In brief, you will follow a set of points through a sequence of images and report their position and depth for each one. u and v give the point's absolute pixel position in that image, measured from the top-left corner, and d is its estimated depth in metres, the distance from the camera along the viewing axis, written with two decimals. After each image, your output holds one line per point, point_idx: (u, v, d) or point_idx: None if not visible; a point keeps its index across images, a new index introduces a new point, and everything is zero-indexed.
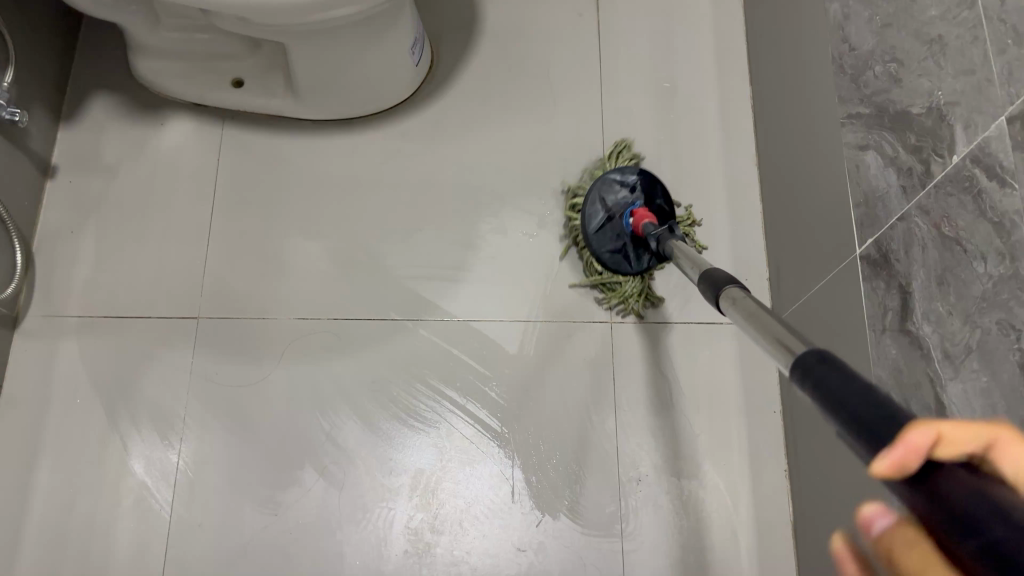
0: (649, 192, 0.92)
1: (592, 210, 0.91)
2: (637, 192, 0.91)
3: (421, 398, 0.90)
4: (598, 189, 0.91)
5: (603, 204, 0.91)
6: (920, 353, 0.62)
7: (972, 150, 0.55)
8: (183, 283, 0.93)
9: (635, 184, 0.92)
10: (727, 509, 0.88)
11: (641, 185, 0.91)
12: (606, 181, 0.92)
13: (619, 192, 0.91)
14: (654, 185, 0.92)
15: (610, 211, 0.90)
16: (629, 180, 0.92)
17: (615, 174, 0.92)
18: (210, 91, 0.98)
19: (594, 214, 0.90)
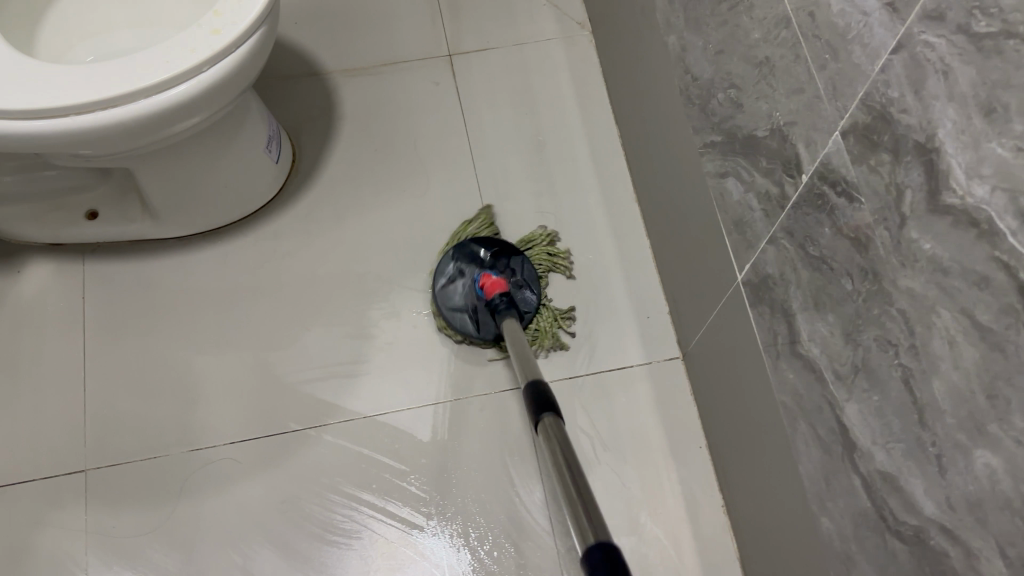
0: (471, 258, 0.91)
1: (459, 321, 0.89)
2: (463, 273, 0.91)
3: (337, 508, 0.85)
4: (441, 303, 0.89)
5: (459, 307, 0.89)
6: (815, 376, 0.60)
7: (818, 168, 0.54)
8: (64, 435, 0.87)
9: (457, 267, 0.91)
10: (669, 556, 0.83)
11: (461, 265, 0.91)
12: (440, 290, 0.91)
13: (457, 290, 0.90)
14: (469, 249, 0.92)
15: (467, 306, 0.89)
16: (450, 271, 0.91)
17: (440, 278, 0.91)
18: (64, 229, 0.93)
19: (466, 321, 0.89)
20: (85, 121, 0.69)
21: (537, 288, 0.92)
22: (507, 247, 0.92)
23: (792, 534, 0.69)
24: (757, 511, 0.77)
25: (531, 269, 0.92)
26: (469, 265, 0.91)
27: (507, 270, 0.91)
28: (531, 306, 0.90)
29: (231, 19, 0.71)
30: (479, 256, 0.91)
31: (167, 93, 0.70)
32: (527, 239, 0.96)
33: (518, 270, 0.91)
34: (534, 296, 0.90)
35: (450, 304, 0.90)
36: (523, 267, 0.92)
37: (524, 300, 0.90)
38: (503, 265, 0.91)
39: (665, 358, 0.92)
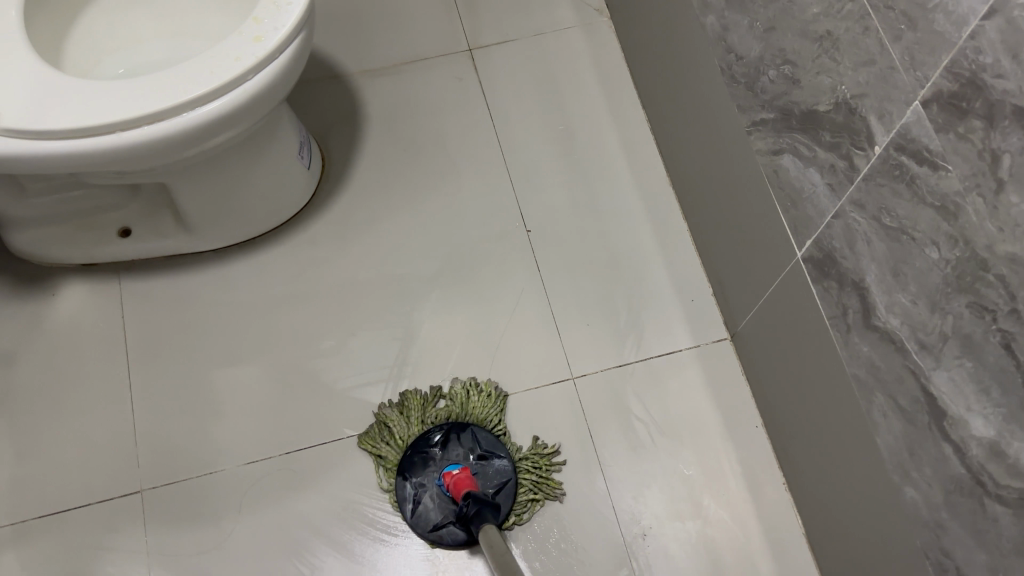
0: (425, 465, 0.84)
1: (449, 535, 0.82)
2: (421, 484, 0.83)
3: (399, 509, 0.85)
4: (422, 530, 0.81)
5: (442, 522, 0.81)
6: (895, 347, 0.60)
7: (894, 138, 0.54)
8: (115, 457, 0.86)
9: (414, 483, 0.83)
10: (736, 538, 0.83)
11: (417, 478, 0.83)
12: (413, 518, 0.82)
13: (428, 508, 0.82)
14: (416, 457, 0.84)
15: (447, 518, 0.81)
16: (411, 492, 0.83)
17: (406, 505, 0.83)
18: (96, 248, 0.92)
19: (456, 530, 0.81)
20: (131, 137, 0.68)
21: (505, 450, 0.84)
22: (450, 427, 0.85)
23: (868, 506, 0.70)
24: (826, 485, 0.77)
25: (486, 433, 0.85)
26: (426, 473, 0.83)
27: (462, 452, 0.84)
28: (508, 473, 0.83)
29: (272, 25, 0.70)
30: (431, 455, 0.84)
31: (210, 105, 0.69)
32: (455, 398, 0.87)
33: (474, 445, 0.84)
34: (505, 460, 0.84)
35: (432, 525, 0.82)
36: (477, 437, 0.84)
37: (497, 471, 0.83)
38: (458, 450, 0.84)
39: (713, 340, 0.92)
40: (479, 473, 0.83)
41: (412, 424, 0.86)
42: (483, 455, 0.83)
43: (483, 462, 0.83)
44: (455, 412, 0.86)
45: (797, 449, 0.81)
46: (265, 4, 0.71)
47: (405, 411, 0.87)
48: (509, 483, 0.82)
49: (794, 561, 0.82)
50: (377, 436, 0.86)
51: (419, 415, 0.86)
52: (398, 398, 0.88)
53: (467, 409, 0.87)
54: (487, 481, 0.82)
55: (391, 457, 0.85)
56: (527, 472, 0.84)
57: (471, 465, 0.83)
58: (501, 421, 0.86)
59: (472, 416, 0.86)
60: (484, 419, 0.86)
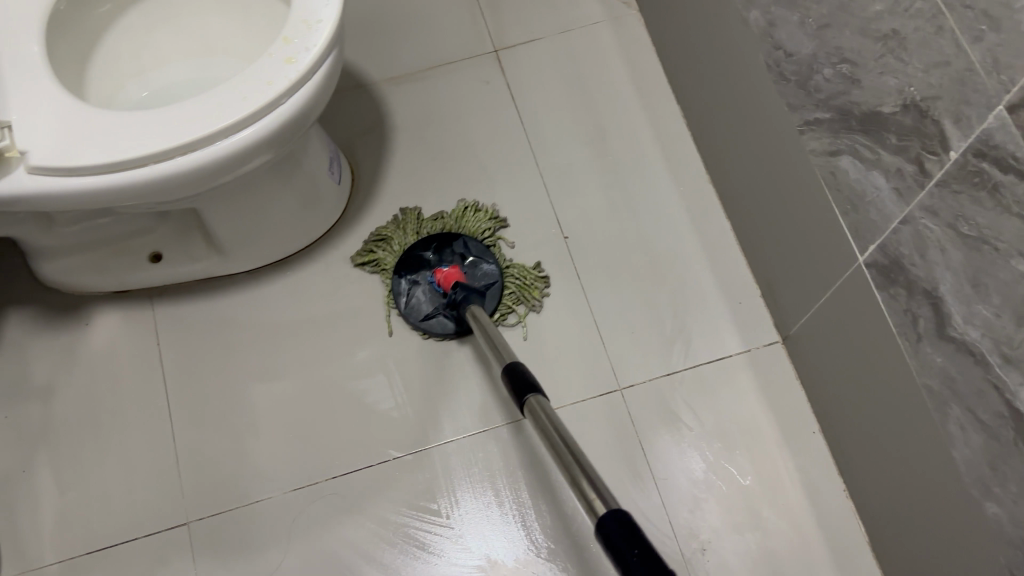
0: (419, 265, 0.90)
1: (439, 325, 0.88)
2: (414, 281, 0.89)
3: (448, 532, 0.82)
4: (414, 319, 0.88)
5: (432, 313, 0.88)
6: (974, 360, 0.57)
7: (972, 144, 0.51)
8: (159, 489, 0.84)
9: (408, 280, 0.89)
10: (798, 549, 0.80)
11: (411, 275, 0.89)
12: (406, 309, 0.88)
13: (420, 301, 0.89)
14: (411, 259, 0.90)
15: (437, 308, 0.88)
16: (405, 286, 0.89)
17: (401, 298, 0.89)
18: (131, 275, 0.90)
19: (445, 321, 0.88)
20: (165, 169, 0.66)
21: (493, 258, 0.90)
22: (443, 237, 0.91)
23: (943, 520, 0.67)
24: (894, 494, 0.74)
25: (477, 243, 0.91)
26: (419, 271, 0.89)
27: (454, 257, 0.89)
28: (495, 275, 0.89)
29: (304, 45, 0.68)
30: (426, 259, 0.89)
31: (244, 132, 0.67)
32: (449, 216, 0.93)
33: (465, 251, 0.90)
34: (492, 266, 0.89)
35: (423, 315, 0.88)
36: (469, 245, 0.90)
37: (485, 274, 0.89)
38: (450, 255, 0.89)
39: (764, 344, 0.89)
40: (468, 273, 0.89)
41: (408, 234, 0.92)
42: (473, 260, 0.89)
43: (472, 265, 0.89)
44: (450, 226, 0.93)
45: (860, 457, 0.79)
46: (295, 23, 0.69)
47: (402, 223, 0.93)
48: (495, 284, 0.88)
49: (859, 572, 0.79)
50: (376, 243, 0.92)
51: (415, 226, 0.93)
52: (396, 213, 0.94)
53: (461, 223, 0.93)
54: (475, 280, 0.88)
55: (388, 259, 0.91)
56: (513, 277, 0.91)
57: (462, 266, 0.89)
58: (491, 233, 0.93)
59: (466, 229, 0.93)
60: (476, 231, 0.93)
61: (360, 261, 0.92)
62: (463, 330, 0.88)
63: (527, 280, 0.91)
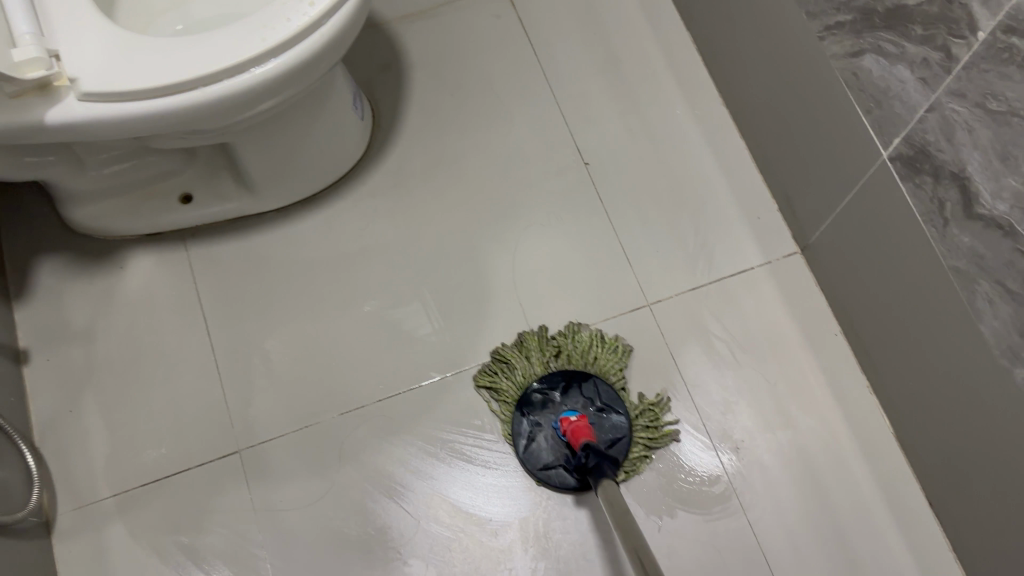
0: (544, 404, 0.84)
1: (558, 477, 0.82)
2: (537, 424, 0.83)
3: (495, 447, 0.85)
4: (532, 468, 0.82)
5: (552, 463, 0.82)
6: (1002, 233, 0.61)
7: (1001, 21, 0.55)
8: (207, 421, 0.86)
9: (530, 420, 0.83)
10: (828, 444, 0.85)
11: (534, 416, 0.83)
12: (525, 454, 0.83)
13: (541, 446, 0.83)
14: (536, 397, 0.84)
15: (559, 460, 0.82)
16: (527, 428, 0.83)
17: (521, 440, 0.83)
18: (161, 217, 0.92)
19: (565, 475, 0.82)
20: (214, 91, 0.68)
21: (623, 407, 0.84)
22: (572, 376, 0.85)
23: (970, 395, 0.71)
24: (919, 381, 0.78)
25: (607, 387, 0.84)
26: (543, 413, 0.83)
27: (582, 402, 0.83)
28: (624, 430, 0.82)
29: None
30: (551, 398, 0.83)
31: (289, 52, 0.68)
32: (573, 348, 0.87)
33: (594, 396, 0.83)
34: (623, 417, 0.83)
35: (542, 464, 0.82)
36: (599, 390, 0.84)
37: (614, 427, 0.82)
38: (578, 399, 0.83)
39: (784, 256, 0.93)
40: (595, 424, 0.82)
41: (533, 365, 0.86)
42: (602, 409, 0.83)
43: (601, 414, 0.82)
44: (575, 363, 0.86)
45: (884, 351, 0.83)
46: None
47: (525, 348, 0.87)
48: (624, 439, 0.82)
49: (884, 460, 0.84)
50: (497, 371, 0.86)
51: (540, 356, 0.86)
52: (516, 339, 0.88)
53: (591, 359, 0.86)
54: (602, 433, 0.81)
55: (507, 390, 0.85)
56: (643, 430, 0.84)
57: (590, 414, 0.82)
58: (623, 377, 0.86)
59: (595, 367, 0.86)
60: (606, 371, 0.86)
61: (480, 383, 0.86)
62: (584, 484, 0.82)
63: (657, 434, 0.84)
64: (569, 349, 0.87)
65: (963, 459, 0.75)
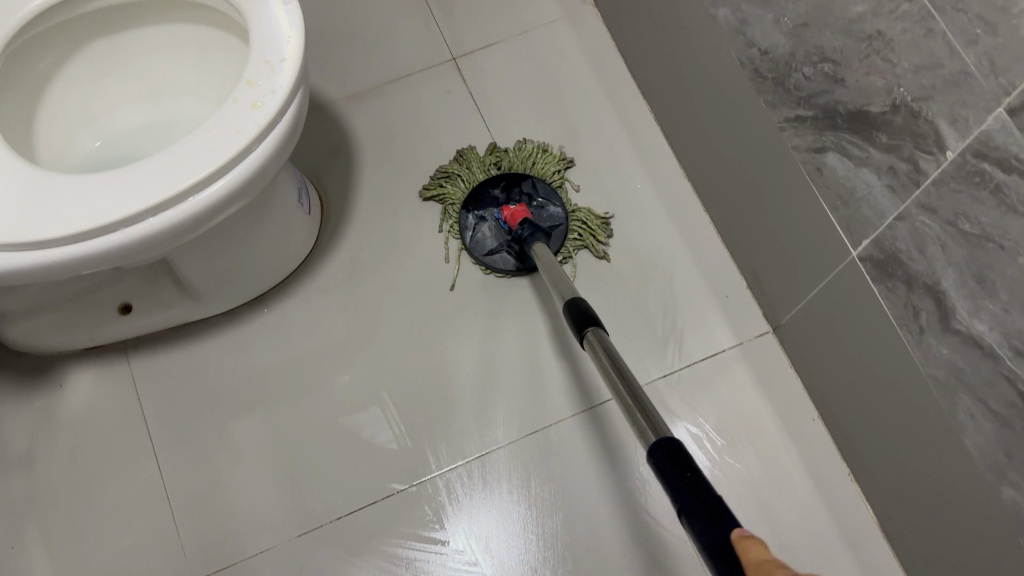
0: (487, 202, 0.92)
1: (501, 261, 0.91)
2: (482, 216, 0.92)
3: (459, 558, 0.80)
4: (479, 253, 0.90)
5: (496, 249, 0.91)
6: (983, 352, 0.57)
7: (971, 144, 0.51)
8: (156, 550, 0.81)
9: (475, 215, 0.92)
10: (810, 537, 0.81)
11: (478, 211, 0.92)
12: (471, 243, 0.91)
13: (485, 236, 0.92)
14: (482, 196, 0.92)
15: (501, 244, 0.90)
16: (472, 221, 0.92)
17: (467, 232, 0.92)
18: (98, 329, 0.86)
19: (507, 257, 0.90)
20: (136, 233, 0.63)
21: (560, 200, 0.93)
22: (512, 177, 0.93)
23: (957, 502, 0.67)
24: (902, 478, 0.75)
25: (545, 185, 0.93)
26: (487, 208, 0.92)
27: (523, 197, 0.92)
28: (561, 219, 0.91)
29: (268, 89, 0.65)
30: (495, 195, 0.92)
31: (214, 187, 0.64)
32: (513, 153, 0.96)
33: (533, 193, 0.92)
34: (559, 209, 0.92)
35: (488, 250, 0.91)
36: (537, 187, 0.93)
37: (551, 216, 0.91)
38: (519, 194, 0.92)
39: (755, 335, 0.90)
40: (535, 214, 0.91)
41: (476, 172, 0.95)
42: (541, 202, 0.92)
43: (540, 206, 0.92)
44: (517, 167, 0.95)
45: (864, 441, 0.79)
46: (255, 65, 0.66)
47: (467, 160, 0.96)
48: (561, 225, 0.91)
49: (870, 554, 0.80)
50: (443, 179, 0.95)
51: (482, 166, 0.95)
52: (459, 152, 0.96)
53: (530, 164, 0.96)
54: (541, 221, 0.91)
55: (454, 194, 0.94)
56: (579, 221, 0.93)
57: (529, 207, 0.92)
58: (559, 176, 0.96)
59: (534, 170, 0.95)
60: (544, 173, 0.95)
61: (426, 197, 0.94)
62: (525, 268, 0.91)
63: (591, 226, 0.93)
64: (509, 159, 0.96)
65: (952, 559, 0.72)
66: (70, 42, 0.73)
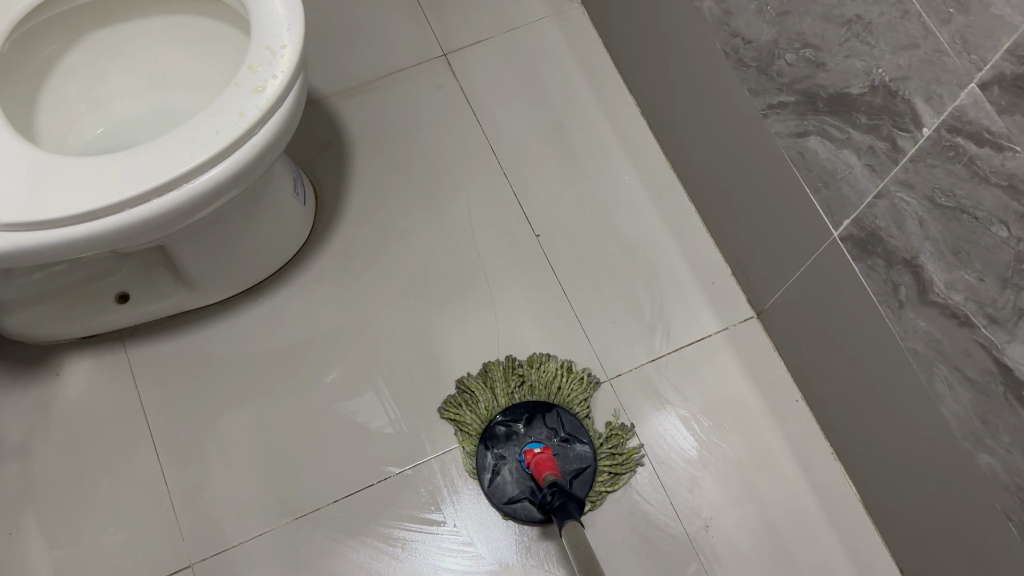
0: (507, 438, 0.82)
1: (523, 511, 0.80)
2: (503, 457, 0.82)
3: (450, 537, 0.82)
4: (497, 501, 0.80)
5: (517, 497, 0.80)
6: (958, 322, 0.60)
7: (945, 119, 0.54)
8: (155, 534, 0.82)
9: (495, 453, 0.82)
10: (796, 515, 0.83)
11: (498, 449, 0.82)
12: (490, 489, 0.81)
13: (506, 480, 0.81)
14: (499, 429, 0.82)
15: (524, 493, 0.80)
16: (491, 462, 0.82)
17: (485, 473, 0.82)
18: (97, 319, 0.88)
19: (530, 508, 0.80)
20: (140, 214, 0.64)
21: (587, 436, 0.83)
22: (535, 406, 0.83)
23: (935, 472, 0.70)
24: (882, 452, 0.78)
25: (572, 417, 0.83)
26: (507, 446, 0.82)
27: (546, 433, 0.82)
28: (588, 459, 0.81)
29: (269, 72, 0.67)
30: (515, 430, 0.82)
31: (217, 169, 0.65)
32: (534, 374, 0.86)
33: (558, 427, 0.82)
34: (586, 447, 0.82)
35: (507, 498, 0.81)
36: (562, 419, 0.83)
37: (578, 456, 0.81)
38: (542, 430, 0.82)
39: (740, 321, 0.92)
40: (560, 454, 0.81)
41: (497, 397, 0.85)
42: (566, 438, 0.82)
43: (565, 444, 0.81)
44: (541, 394, 0.85)
45: (846, 420, 0.82)
46: (257, 50, 0.68)
47: (488, 381, 0.86)
48: (588, 469, 0.81)
49: (853, 530, 0.83)
50: (460, 405, 0.85)
51: (505, 388, 0.85)
52: (480, 369, 0.87)
53: (554, 389, 0.85)
54: (566, 463, 0.81)
55: (471, 424, 0.84)
56: (607, 461, 0.83)
57: (554, 445, 0.81)
58: (588, 405, 0.85)
59: (559, 397, 0.85)
60: (571, 400, 0.85)
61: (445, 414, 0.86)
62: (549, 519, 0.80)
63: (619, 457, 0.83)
64: (533, 378, 0.86)
65: (930, 529, 0.74)
66: (71, 31, 0.74)
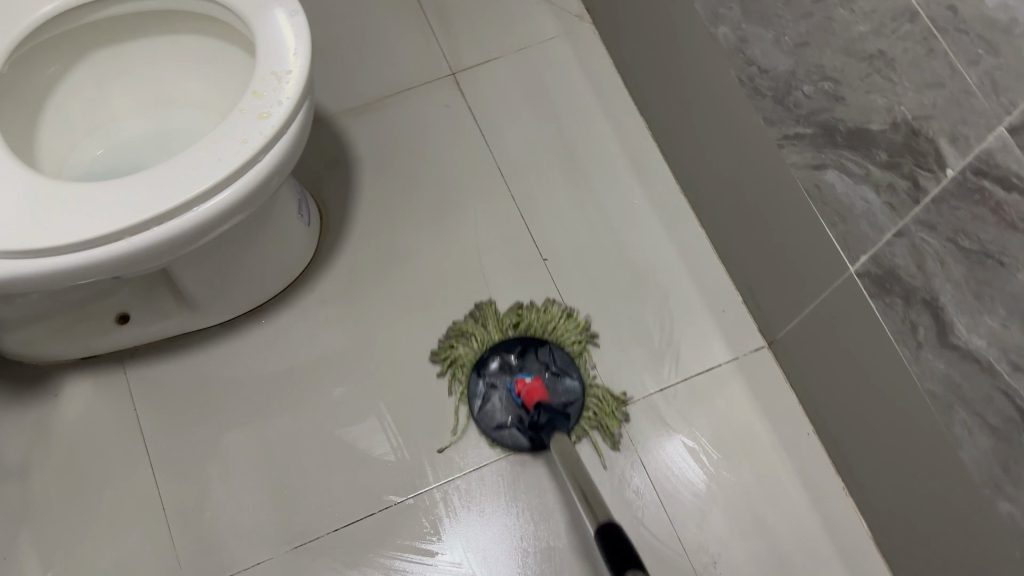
0: (500, 368, 0.86)
1: (510, 438, 0.84)
2: (495, 385, 0.85)
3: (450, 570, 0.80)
4: (485, 426, 0.84)
5: (505, 424, 0.84)
6: (980, 367, 0.58)
7: (971, 161, 0.52)
8: (152, 562, 0.80)
9: (486, 382, 0.85)
10: (806, 550, 0.82)
11: (490, 377, 0.85)
12: (479, 414, 0.85)
13: (495, 407, 0.85)
14: (494, 361, 0.86)
15: (513, 419, 0.84)
16: (482, 389, 0.85)
17: (476, 400, 0.85)
18: (96, 339, 0.86)
19: (517, 436, 0.84)
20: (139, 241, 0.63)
21: (578, 372, 0.86)
22: (529, 341, 0.87)
23: (952, 515, 0.68)
24: (896, 491, 0.76)
25: (562, 353, 0.87)
26: (499, 374, 0.86)
27: (538, 366, 0.86)
28: (577, 393, 0.85)
29: (275, 99, 0.65)
30: (507, 361, 0.86)
31: (220, 197, 0.64)
32: (530, 312, 0.89)
33: (549, 361, 0.86)
34: (575, 382, 0.85)
35: (496, 423, 0.85)
36: (554, 354, 0.87)
37: (567, 390, 0.85)
38: (534, 362, 0.86)
39: (750, 350, 0.91)
40: (550, 387, 0.84)
41: (491, 330, 0.88)
42: (556, 373, 0.85)
43: (556, 377, 0.85)
44: (534, 330, 0.88)
45: (858, 455, 0.80)
46: (262, 76, 0.66)
47: (482, 317, 0.89)
48: (576, 402, 0.84)
49: (864, 568, 0.81)
50: (455, 337, 0.89)
51: (498, 324, 0.89)
52: (476, 307, 0.90)
53: (549, 328, 0.89)
54: (556, 395, 0.84)
55: (465, 355, 0.88)
56: (597, 398, 0.86)
57: (544, 377, 0.85)
58: (581, 344, 0.88)
59: (553, 335, 0.88)
60: (564, 339, 0.88)
61: (436, 356, 0.88)
62: (536, 446, 0.84)
63: (609, 403, 0.85)
64: (530, 318, 0.89)
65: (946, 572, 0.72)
66: (74, 50, 0.73)
